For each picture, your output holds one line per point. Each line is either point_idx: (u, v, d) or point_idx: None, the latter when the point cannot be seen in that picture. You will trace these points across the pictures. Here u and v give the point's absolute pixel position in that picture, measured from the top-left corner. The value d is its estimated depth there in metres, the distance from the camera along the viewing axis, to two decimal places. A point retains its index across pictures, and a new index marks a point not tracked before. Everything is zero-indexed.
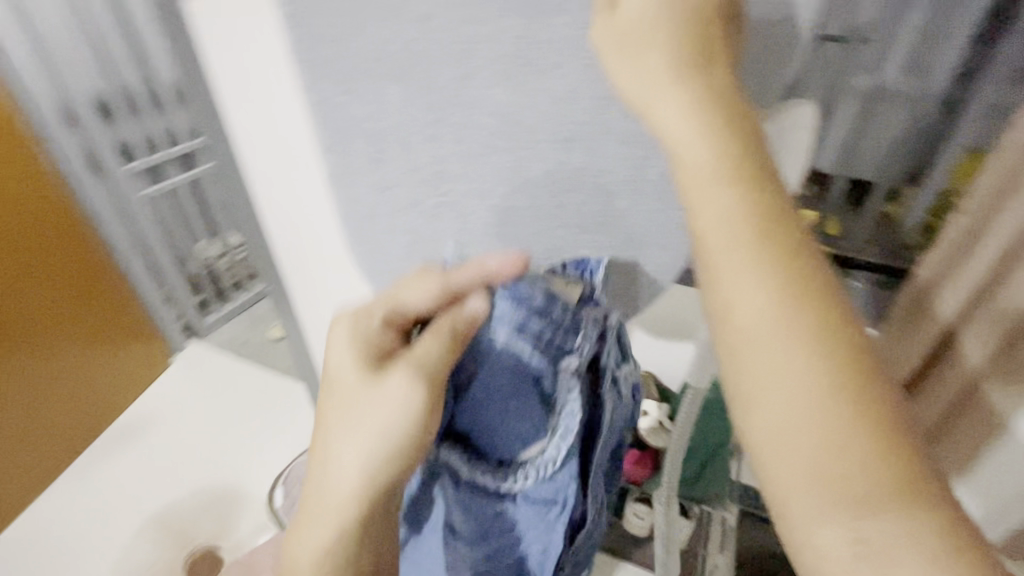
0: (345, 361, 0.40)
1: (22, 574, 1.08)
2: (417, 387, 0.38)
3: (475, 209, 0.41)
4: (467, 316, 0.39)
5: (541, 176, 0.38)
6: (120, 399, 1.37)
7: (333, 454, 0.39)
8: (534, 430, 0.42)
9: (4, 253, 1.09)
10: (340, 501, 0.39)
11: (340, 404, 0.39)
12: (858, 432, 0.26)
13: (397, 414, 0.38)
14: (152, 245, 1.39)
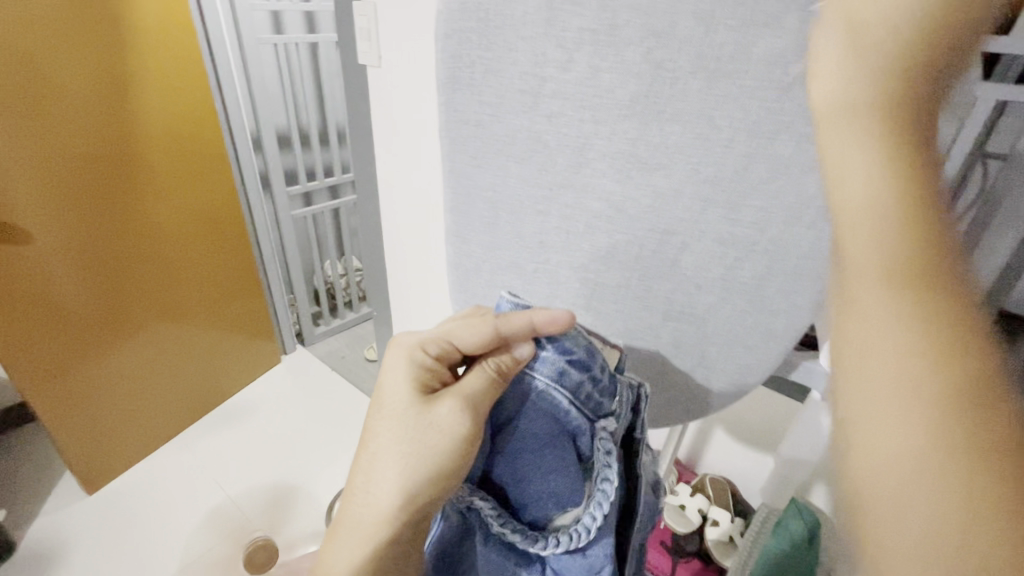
0: (399, 385, 0.40)
1: (117, 521, 1.22)
2: (465, 417, 0.38)
3: (566, 279, 0.44)
4: (512, 359, 0.39)
5: (633, 260, 0.40)
6: (230, 385, 1.54)
7: (376, 474, 0.39)
8: (570, 491, 0.38)
9: (184, 244, 1.30)
10: (378, 521, 0.39)
11: (388, 427, 0.39)
12: (981, 445, 0.18)
13: (439, 440, 0.38)
14: (289, 256, 1.60)
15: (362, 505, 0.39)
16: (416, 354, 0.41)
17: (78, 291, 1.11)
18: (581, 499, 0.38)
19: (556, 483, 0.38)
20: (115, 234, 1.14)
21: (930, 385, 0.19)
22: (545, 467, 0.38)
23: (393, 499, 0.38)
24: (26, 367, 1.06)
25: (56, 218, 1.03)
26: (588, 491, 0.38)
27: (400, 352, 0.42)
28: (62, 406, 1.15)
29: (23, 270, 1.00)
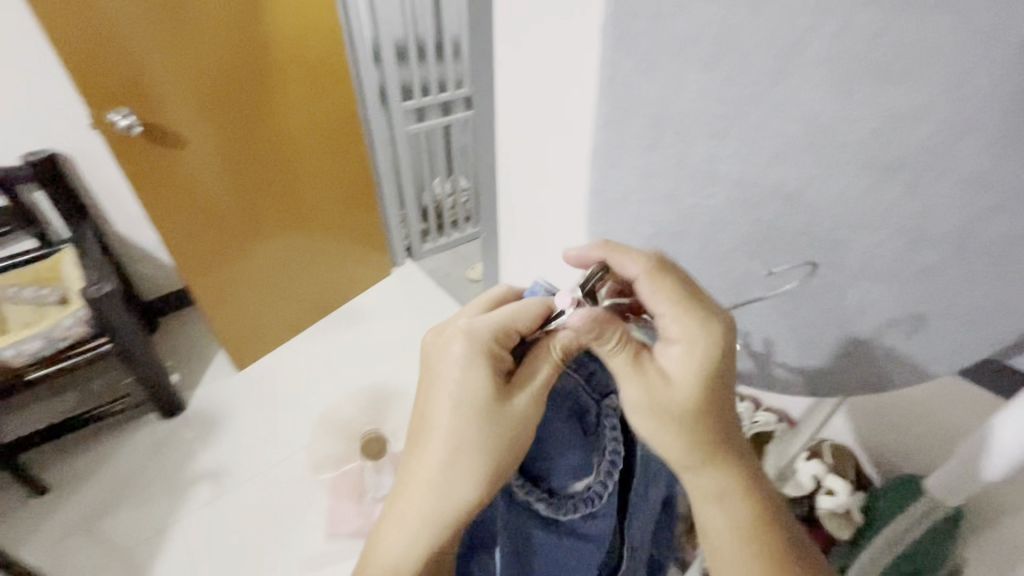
0: (468, 374, 0.43)
1: (258, 394, 1.42)
2: (535, 404, 0.43)
3: (715, 193, 0.45)
4: (574, 342, 0.42)
5: (821, 194, 0.38)
6: (350, 291, 1.67)
7: (450, 456, 0.42)
8: (583, 461, 0.44)
9: (312, 152, 1.37)
10: (453, 497, 0.42)
11: (460, 417, 0.43)
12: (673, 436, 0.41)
13: (512, 422, 0.42)
14: (403, 171, 1.64)
15: (433, 482, 0.42)
16: (487, 344, 0.44)
17: (227, 193, 1.24)
18: (593, 468, 0.45)
19: (570, 452, 0.45)
20: (255, 143, 1.24)
21: (681, 408, 0.40)
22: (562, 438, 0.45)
23: (468, 478, 0.42)
24: (189, 255, 1.23)
25: (207, 124, 1.13)
26: (598, 460, 0.45)
27: (466, 340, 0.43)
28: (217, 293, 1.33)
29: (181, 172, 1.13)
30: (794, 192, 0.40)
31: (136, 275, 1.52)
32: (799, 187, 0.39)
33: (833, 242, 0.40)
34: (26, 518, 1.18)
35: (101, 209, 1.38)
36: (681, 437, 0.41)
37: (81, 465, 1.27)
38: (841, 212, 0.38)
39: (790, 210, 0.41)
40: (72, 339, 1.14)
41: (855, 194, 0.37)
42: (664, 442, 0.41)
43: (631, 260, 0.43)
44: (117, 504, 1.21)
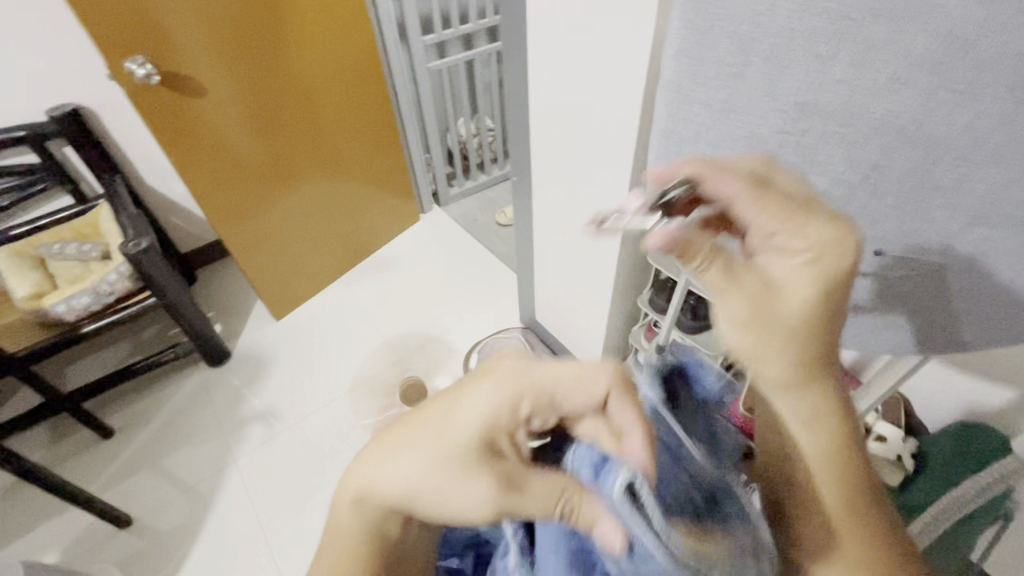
0: (481, 417, 0.33)
1: (298, 343, 1.46)
2: (503, 515, 0.32)
3: (828, 155, 0.31)
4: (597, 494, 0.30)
5: (954, 132, 0.27)
6: (379, 239, 1.66)
7: (403, 467, 0.34)
8: None
9: (333, 94, 1.32)
10: (385, 497, 0.34)
11: (434, 449, 0.33)
12: (786, 356, 0.32)
13: (464, 506, 0.33)
14: (426, 111, 1.58)
15: (376, 481, 0.34)
16: (520, 405, 0.34)
17: (249, 142, 1.21)
18: None
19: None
20: (273, 88, 1.19)
21: (797, 326, 0.32)
22: (551, 551, 0.32)
23: (405, 496, 0.34)
24: (220, 207, 1.23)
25: (222, 69, 1.09)
26: None
27: (506, 387, 0.34)
28: (250, 244, 1.34)
29: (204, 122, 1.11)
30: (912, 127, 0.28)
31: (171, 228, 1.54)
32: (885, 153, 0.29)
33: (920, 231, 0.32)
34: (96, 458, 1.26)
35: (131, 163, 1.38)
36: (789, 359, 0.32)
37: (142, 411, 1.35)
38: (945, 187, 0.29)
39: (872, 188, 0.31)
40: (119, 294, 1.17)
41: (954, 175, 0.28)
42: (768, 368, 0.33)
43: (729, 179, 0.32)
44: (176, 444, 1.28)
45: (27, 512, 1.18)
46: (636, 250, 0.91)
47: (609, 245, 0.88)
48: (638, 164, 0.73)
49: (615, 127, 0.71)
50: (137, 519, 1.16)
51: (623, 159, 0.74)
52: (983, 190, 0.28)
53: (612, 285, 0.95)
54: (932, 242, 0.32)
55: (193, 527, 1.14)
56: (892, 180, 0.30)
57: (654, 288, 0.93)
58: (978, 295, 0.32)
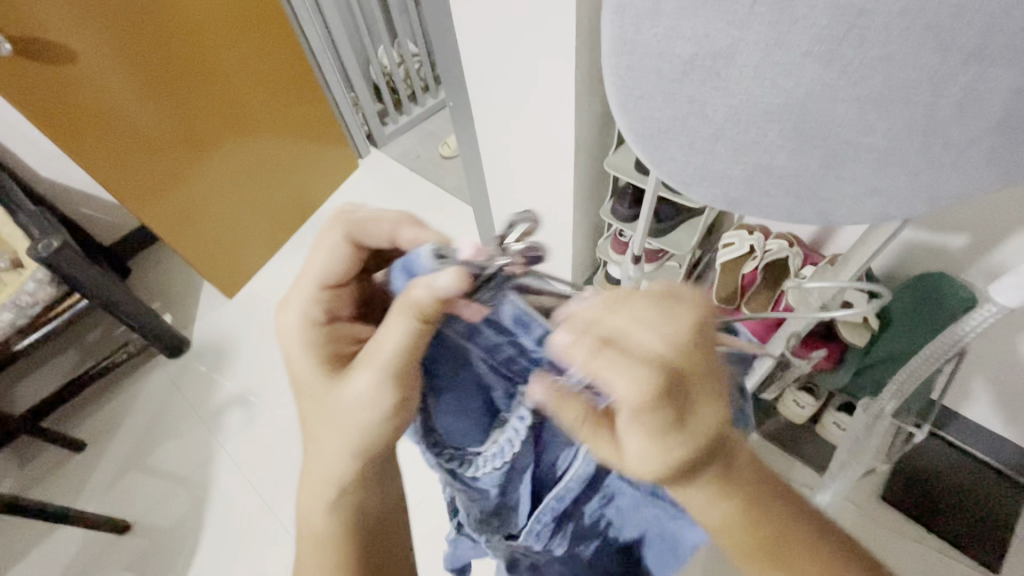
0: (305, 359, 0.39)
1: (259, 318, 1.38)
2: (382, 379, 0.36)
3: (808, 12, 0.26)
4: (429, 295, 0.31)
5: None
6: (320, 193, 1.56)
7: (320, 437, 0.39)
8: (479, 423, 0.39)
9: (227, 36, 1.15)
10: (337, 481, 0.39)
11: (316, 406, 0.39)
12: (673, 498, 0.35)
13: (353, 409, 0.37)
14: (338, 42, 1.42)
15: (318, 482, 0.39)
16: (311, 317, 0.40)
17: (146, 109, 1.06)
18: (502, 437, 0.40)
19: (464, 423, 0.39)
20: (160, 42, 1.04)
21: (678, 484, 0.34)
22: (451, 408, 0.39)
23: (344, 465, 0.39)
24: (130, 188, 1.09)
25: (87, 23, 0.92)
26: (505, 423, 0.40)
27: (292, 316, 0.40)
28: (176, 225, 1.22)
29: (80, 91, 0.95)
30: None
31: (85, 221, 1.39)
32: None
33: (910, 89, 0.27)
34: (75, 472, 1.21)
35: (13, 154, 1.21)
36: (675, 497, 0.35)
37: (108, 416, 1.28)
38: (936, 28, 0.24)
39: (857, 42, 0.26)
40: (42, 304, 1.06)
41: (949, 9, 0.24)
42: (668, 499, 0.36)
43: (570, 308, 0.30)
44: (155, 442, 1.23)
45: (14, 541, 1.14)
46: (591, 159, 0.87)
47: (563, 158, 0.84)
48: (580, 62, 0.67)
49: (550, 22, 0.65)
50: (134, 521, 1.14)
51: (564, 58, 0.68)
52: (981, 25, 0.24)
53: (572, 200, 0.91)
54: (918, 105, 0.28)
55: (195, 517, 1.13)
56: (877, 32, 0.25)
57: (616, 195, 0.91)
58: (976, 148, 0.29)
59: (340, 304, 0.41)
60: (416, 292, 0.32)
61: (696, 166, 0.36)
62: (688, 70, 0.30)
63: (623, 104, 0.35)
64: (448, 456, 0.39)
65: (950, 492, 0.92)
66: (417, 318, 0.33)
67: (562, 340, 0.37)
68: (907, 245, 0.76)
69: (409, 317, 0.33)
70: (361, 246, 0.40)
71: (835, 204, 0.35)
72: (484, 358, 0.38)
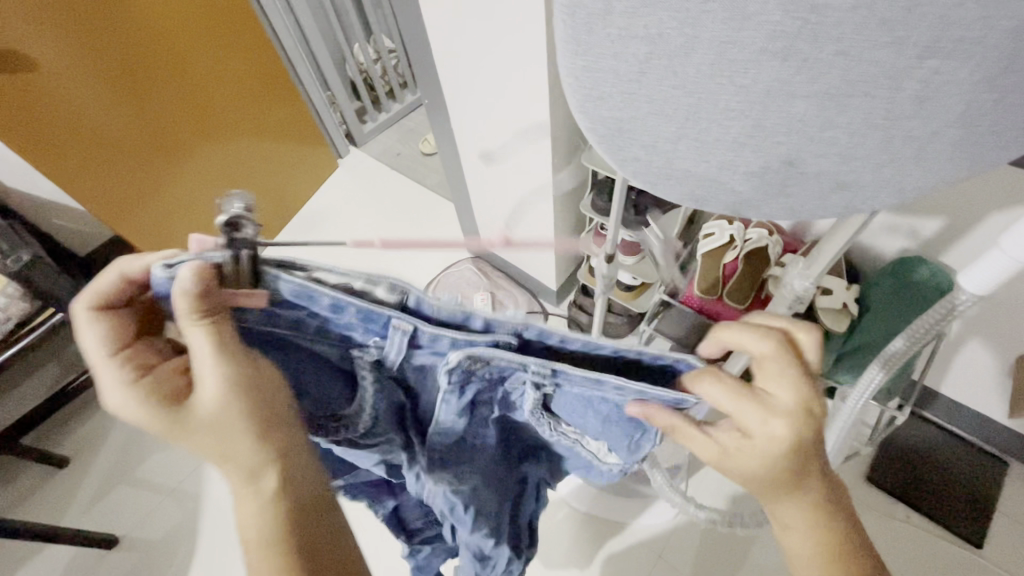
0: (153, 412, 0.35)
1: None
2: (218, 366, 0.34)
3: (763, 8, 0.25)
4: (190, 296, 0.31)
5: None
6: (300, 195, 1.53)
7: (229, 457, 0.36)
8: (332, 389, 0.40)
9: (194, 38, 1.12)
10: (263, 491, 0.37)
11: (195, 433, 0.35)
12: (791, 503, 0.40)
13: (216, 408, 0.35)
14: (311, 40, 1.39)
15: (243, 486, 0.37)
16: (127, 385, 0.35)
17: (117, 118, 1.04)
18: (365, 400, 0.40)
19: (317, 390, 0.40)
20: (127, 49, 1.01)
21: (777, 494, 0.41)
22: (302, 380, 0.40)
23: (254, 455, 0.36)
24: (101, 198, 1.07)
25: (47, 31, 0.89)
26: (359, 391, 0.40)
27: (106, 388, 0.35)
28: (149, 233, 1.20)
29: (45, 102, 0.92)
30: None
31: (57, 233, 1.36)
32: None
33: (867, 84, 0.27)
34: (59, 488, 1.19)
35: None
36: (792, 500, 0.40)
37: (91, 430, 1.26)
38: (890, 22, 0.24)
39: (812, 38, 0.25)
40: (17, 319, 1.03)
41: (901, 4, 0.23)
42: (785, 505, 0.41)
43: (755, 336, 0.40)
44: (140, 454, 1.22)
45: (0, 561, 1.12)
46: (569, 154, 0.87)
47: (540, 153, 0.83)
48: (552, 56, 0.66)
49: (520, 16, 0.64)
50: (123, 535, 1.12)
51: (536, 54, 0.67)
52: (936, 17, 0.23)
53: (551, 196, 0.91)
54: (879, 100, 0.27)
55: (186, 527, 1.12)
56: (832, 27, 0.25)
57: (595, 190, 0.90)
58: (938, 141, 0.29)
59: (146, 352, 0.37)
60: (179, 305, 0.31)
61: (660, 166, 0.36)
62: (644, 69, 0.30)
63: (582, 104, 0.34)
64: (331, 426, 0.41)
65: (934, 471, 0.94)
66: (198, 316, 0.32)
67: (359, 310, 0.34)
68: (884, 230, 0.76)
69: (200, 314, 0.32)
70: (110, 305, 0.36)
71: (802, 199, 0.35)
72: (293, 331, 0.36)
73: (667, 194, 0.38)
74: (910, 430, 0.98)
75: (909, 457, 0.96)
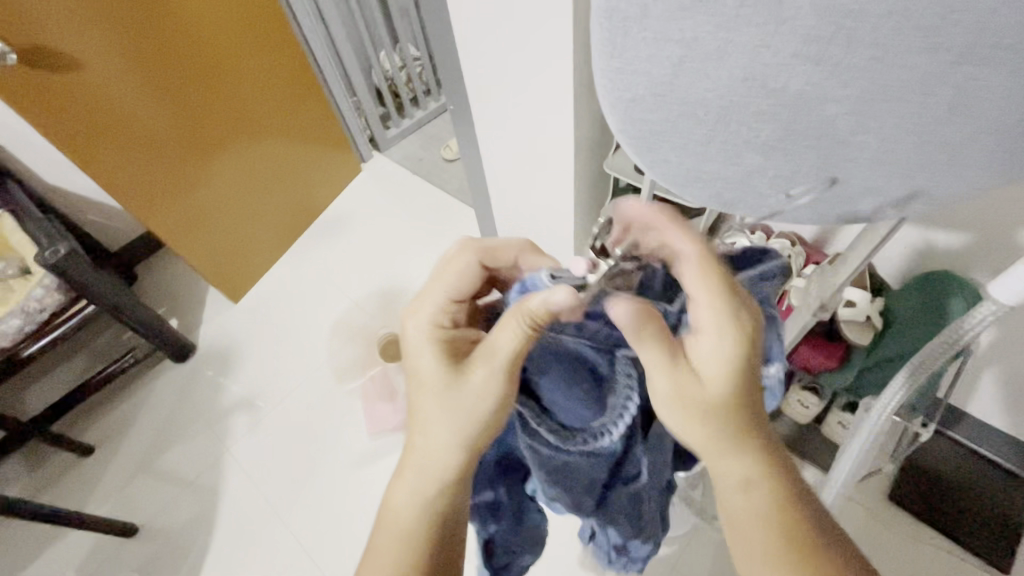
0: (436, 362, 0.44)
1: (263, 321, 1.39)
2: (496, 372, 0.41)
3: (798, 12, 0.26)
4: (546, 308, 0.37)
5: None
6: (323, 198, 1.56)
7: (437, 437, 0.42)
8: (590, 401, 0.42)
9: (228, 42, 1.16)
10: (442, 472, 0.42)
11: (436, 400, 0.42)
12: None
13: (484, 399, 0.42)
14: (339, 47, 1.43)
15: (422, 468, 0.42)
16: (440, 322, 0.46)
17: (150, 116, 1.08)
18: (607, 410, 0.43)
19: (573, 400, 0.41)
20: (161, 49, 1.04)
21: (713, 401, 0.39)
22: (569, 387, 0.41)
23: (457, 450, 0.42)
24: (133, 194, 1.10)
25: (89, 31, 0.93)
26: (609, 404, 0.43)
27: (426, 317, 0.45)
28: (180, 232, 1.22)
29: (85, 98, 0.96)
30: None
31: (91, 228, 1.40)
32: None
33: (898, 89, 0.27)
34: (84, 476, 1.22)
35: (19, 161, 1.22)
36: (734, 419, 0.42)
37: (116, 420, 1.29)
38: (924, 28, 0.24)
39: (846, 43, 0.26)
40: (49, 310, 1.07)
41: (936, 10, 0.24)
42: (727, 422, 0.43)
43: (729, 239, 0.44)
44: (162, 446, 1.24)
45: (25, 544, 1.15)
46: (591, 161, 0.88)
47: (563, 159, 0.84)
48: (578, 64, 0.68)
49: (548, 23, 0.65)
50: (142, 525, 1.15)
51: (562, 61, 0.68)
52: (971, 23, 0.24)
53: (572, 203, 0.91)
54: (910, 107, 0.28)
55: (204, 519, 1.14)
56: (866, 32, 0.25)
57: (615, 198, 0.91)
58: (971, 147, 0.29)
59: (459, 312, 0.47)
60: (534, 305, 0.37)
61: (689, 169, 0.37)
62: (677, 71, 0.30)
63: (614, 106, 0.35)
64: (571, 437, 0.42)
65: (956, 489, 0.92)
66: (529, 327, 0.38)
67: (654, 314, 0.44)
68: (910, 243, 0.75)
69: (527, 320, 0.38)
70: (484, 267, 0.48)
71: (830, 203, 0.35)
72: (591, 340, 0.43)
73: (692, 199, 0.39)
74: (935, 447, 0.95)
75: (931, 474, 0.93)
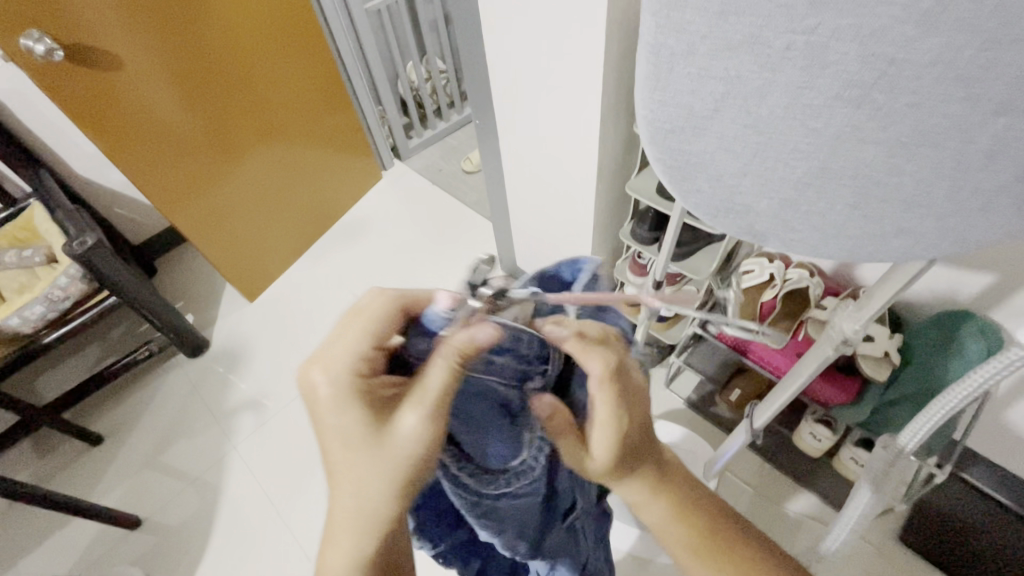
0: (346, 407, 0.36)
1: (276, 321, 1.41)
2: (432, 416, 0.34)
3: (842, 59, 0.27)
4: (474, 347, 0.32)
5: (984, 11, 0.23)
6: (343, 203, 1.59)
7: (365, 489, 0.36)
8: (512, 444, 0.37)
9: (262, 47, 1.19)
10: (376, 520, 0.37)
11: (362, 460, 0.36)
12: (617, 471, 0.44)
13: (415, 447, 0.35)
14: (370, 58, 1.46)
15: (346, 526, 0.37)
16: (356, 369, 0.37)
17: (179, 115, 1.10)
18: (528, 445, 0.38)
19: (496, 447, 0.36)
20: (195, 53, 1.07)
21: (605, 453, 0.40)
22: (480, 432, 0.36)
23: (387, 499, 0.36)
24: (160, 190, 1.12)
25: (131, 32, 0.96)
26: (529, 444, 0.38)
27: (329, 370, 0.37)
28: (202, 228, 1.24)
29: (119, 96, 0.98)
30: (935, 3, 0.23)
31: (116, 220, 1.43)
32: (906, 46, 0.25)
33: (937, 135, 0.28)
34: (90, 466, 1.23)
35: (54, 153, 1.26)
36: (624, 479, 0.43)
37: (127, 411, 1.31)
38: (966, 79, 0.25)
39: (888, 88, 0.27)
40: (73, 299, 1.09)
41: (979, 62, 0.24)
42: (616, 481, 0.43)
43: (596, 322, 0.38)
44: (169, 440, 1.25)
45: (29, 529, 1.16)
46: (612, 183, 0.89)
47: (585, 180, 0.85)
48: (606, 88, 0.69)
49: (578, 46, 0.66)
50: (145, 517, 1.15)
51: (591, 84, 0.69)
52: (1013, 78, 0.24)
53: (591, 222, 0.92)
54: (948, 155, 0.28)
55: (205, 516, 1.14)
56: (908, 79, 0.26)
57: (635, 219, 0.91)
58: (1005, 197, 0.29)
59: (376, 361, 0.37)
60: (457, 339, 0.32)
61: (722, 200, 0.38)
62: (718, 106, 0.32)
63: (654, 133, 0.37)
64: (493, 479, 0.37)
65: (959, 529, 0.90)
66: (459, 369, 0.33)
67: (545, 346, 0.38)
68: (932, 281, 0.74)
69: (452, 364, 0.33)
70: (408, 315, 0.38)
71: (861, 241, 0.35)
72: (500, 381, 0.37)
73: (723, 228, 0.40)
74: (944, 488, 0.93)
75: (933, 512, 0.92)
